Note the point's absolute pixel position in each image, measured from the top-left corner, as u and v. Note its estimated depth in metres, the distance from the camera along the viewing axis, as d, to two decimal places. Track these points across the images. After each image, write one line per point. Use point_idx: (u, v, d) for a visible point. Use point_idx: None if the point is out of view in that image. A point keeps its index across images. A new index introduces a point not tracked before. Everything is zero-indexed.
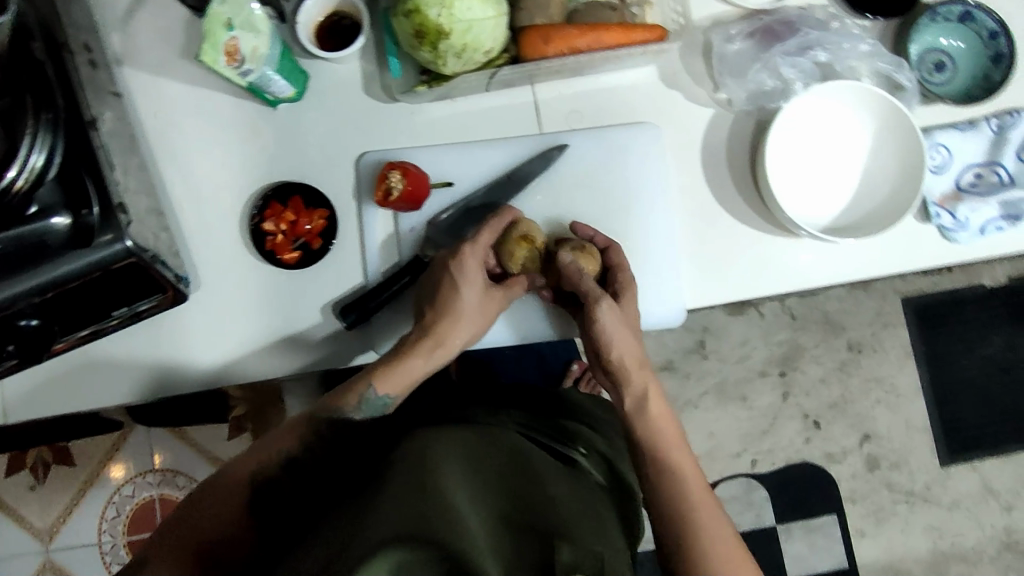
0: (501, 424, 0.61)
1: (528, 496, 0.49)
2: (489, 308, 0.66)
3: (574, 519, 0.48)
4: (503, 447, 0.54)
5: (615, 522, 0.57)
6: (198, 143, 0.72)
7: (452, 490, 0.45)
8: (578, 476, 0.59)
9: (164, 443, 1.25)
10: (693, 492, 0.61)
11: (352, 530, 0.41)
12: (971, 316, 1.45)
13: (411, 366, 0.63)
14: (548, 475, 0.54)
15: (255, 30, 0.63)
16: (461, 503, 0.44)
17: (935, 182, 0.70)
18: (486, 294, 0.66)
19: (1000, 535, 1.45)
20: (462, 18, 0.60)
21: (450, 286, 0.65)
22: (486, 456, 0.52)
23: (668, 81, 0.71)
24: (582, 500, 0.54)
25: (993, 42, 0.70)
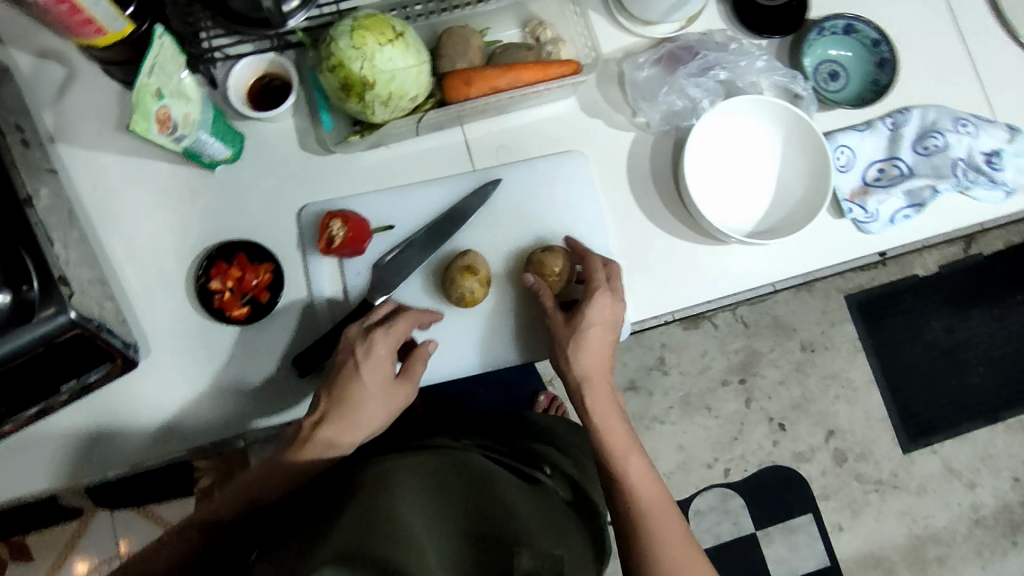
0: (462, 445, 0.63)
1: (487, 509, 0.50)
2: (395, 394, 0.64)
3: (535, 529, 0.49)
4: (463, 464, 0.56)
5: (576, 532, 0.58)
6: (139, 211, 0.74)
7: (405, 513, 0.46)
8: (538, 490, 0.60)
9: (131, 525, 1.20)
10: (648, 503, 0.63)
11: (303, 557, 0.43)
12: (909, 305, 1.52)
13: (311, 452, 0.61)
14: (510, 488, 0.55)
15: (186, 97, 0.64)
16: (415, 525, 0.45)
17: (844, 179, 0.76)
18: (391, 382, 0.64)
19: (968, 512, 1.49)
20: (384, 69, 0.64)
21: (353, 368, 0.62)
22: (445, 475, 0.53)
23: (588, 110, 0.76)
24: (544, 512, 0.55)
25: (877, 49, 0.77)
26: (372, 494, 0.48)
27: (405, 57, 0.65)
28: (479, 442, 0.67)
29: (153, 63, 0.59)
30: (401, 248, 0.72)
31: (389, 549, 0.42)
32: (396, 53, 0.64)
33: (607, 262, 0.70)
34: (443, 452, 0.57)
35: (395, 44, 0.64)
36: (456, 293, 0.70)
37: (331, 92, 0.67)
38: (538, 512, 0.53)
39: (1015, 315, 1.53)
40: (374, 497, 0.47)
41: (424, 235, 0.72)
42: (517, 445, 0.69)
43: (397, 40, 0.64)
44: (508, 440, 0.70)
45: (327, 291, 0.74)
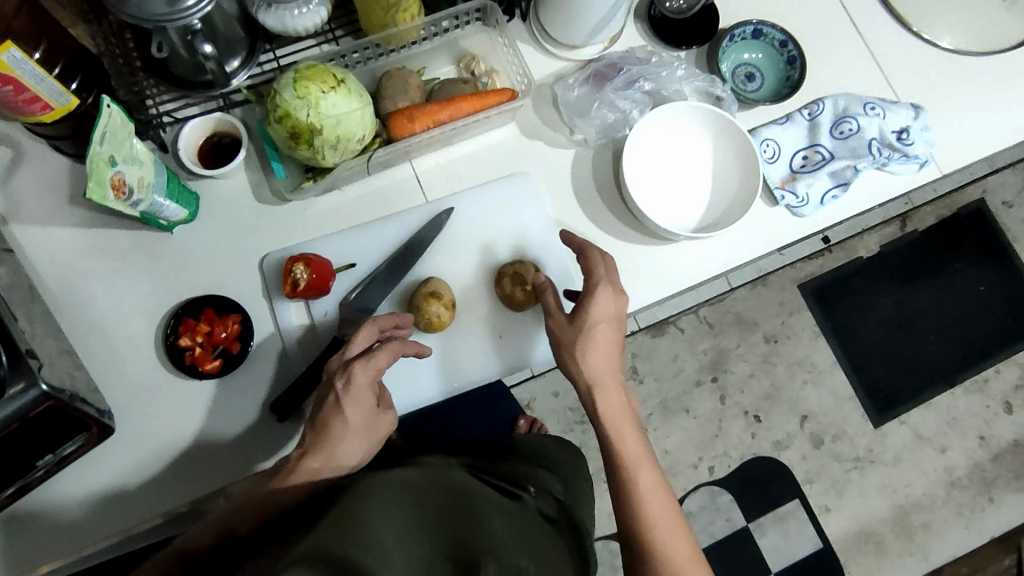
0: (447, 462, 0.64)
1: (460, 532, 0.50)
2: (376, 427, 0.65)
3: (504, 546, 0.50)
4: (446, 483, 0.57)
5: (553, 552, 0.58)
6: (102, 281, 0.74)
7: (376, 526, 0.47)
8: (519, 506, 0.62)
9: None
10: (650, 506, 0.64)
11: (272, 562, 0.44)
12: (858, 285, 1.60)
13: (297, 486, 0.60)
14: (490, 509, 0.56)
15: (139, 162, 0.66)
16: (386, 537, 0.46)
17: (772, 170, 0.81)
18: (373, 415, 0.65)
19: (944, 476, 1.54)
20: (329, 114, 0.67)
21: (335, 403, 0.63)
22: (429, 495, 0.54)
23: (529, 132, 0.80)
24: (520, 529, 0.56)
25: (785, 49, 0.83)
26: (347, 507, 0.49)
27: (347, 101, 0.68)
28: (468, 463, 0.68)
29: (103, 131, 0.62)
30: (365, 284, 0.74)
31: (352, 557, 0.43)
32: (339, 98, 0.67)
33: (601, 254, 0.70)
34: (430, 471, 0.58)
35: (337, 90, 0.67)
36: (423, 319, 0.72)
37: (281, 143, 0.69)
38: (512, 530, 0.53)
39: (956, 282, 1.62)
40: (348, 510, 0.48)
41: (386, 268, 0.74)
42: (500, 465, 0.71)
43: (339, 86, 0.68)
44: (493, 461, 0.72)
45: (297, 336, 0.75)
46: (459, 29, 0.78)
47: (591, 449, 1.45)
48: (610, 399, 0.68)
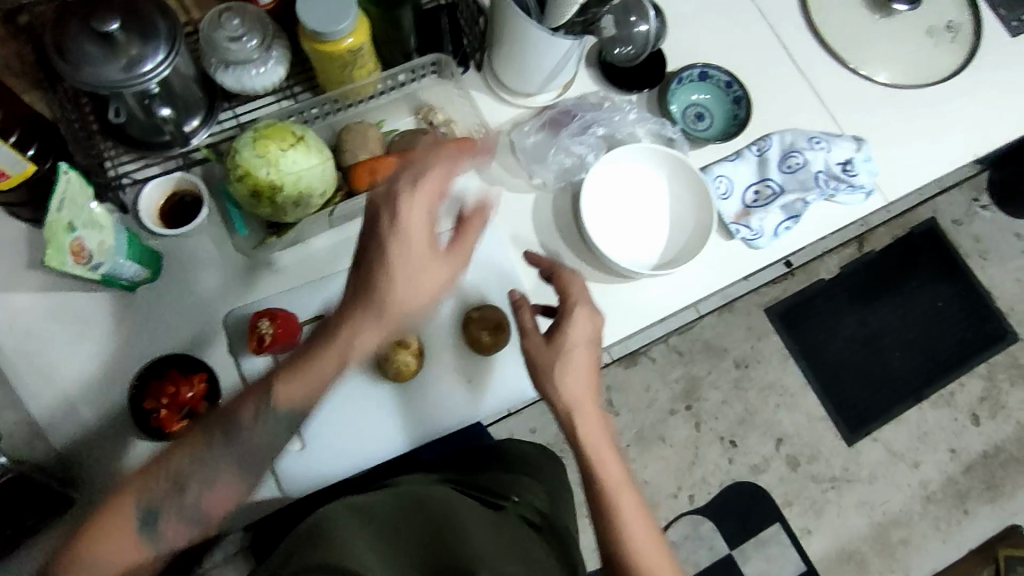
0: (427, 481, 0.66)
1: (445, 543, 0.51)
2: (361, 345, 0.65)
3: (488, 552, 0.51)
4: (422, 503, 0.58)
5: (541, 557, 0.59)
6: (63, 347, 0.73)
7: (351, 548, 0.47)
8: (502, 518, 0.63)
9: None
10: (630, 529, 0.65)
11: None
12: (822, 307, 1.63)
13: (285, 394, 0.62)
14: (471, 521, 0.56)
15: (98, 226, 0.66)
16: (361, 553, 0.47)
17: (726, 205, 0.84)
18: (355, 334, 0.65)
19: (919, 491, 1.57)
20: (290, 171, 0.68)
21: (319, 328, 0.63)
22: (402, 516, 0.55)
23: (489, 178, 0.82)
24: (505, 542, 0.56)
25: (731, 89, 0.87)
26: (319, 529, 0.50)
27: (307, 158, 0.69)
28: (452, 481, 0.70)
29: (62, 198, 0.62)
30: None
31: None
32: (299, 155, 0.68)
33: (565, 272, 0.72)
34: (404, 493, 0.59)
35: (296, 147, 0.68)
36: (392, 368, 0.73)
37: (243, 201, 0.70)
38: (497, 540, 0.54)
39: (915, 299, 1.66)
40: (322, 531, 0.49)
41: None
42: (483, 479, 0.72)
43: (298, 143, 0.69)
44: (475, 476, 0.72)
45: None
46: (415, 82, 0.80)
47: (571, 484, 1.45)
48: (587, 415, 0.68)
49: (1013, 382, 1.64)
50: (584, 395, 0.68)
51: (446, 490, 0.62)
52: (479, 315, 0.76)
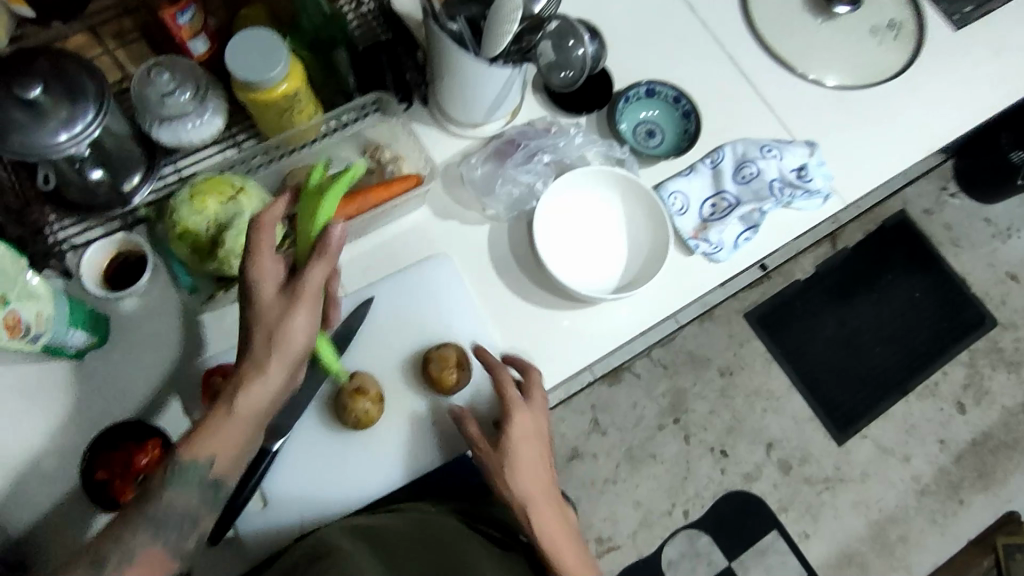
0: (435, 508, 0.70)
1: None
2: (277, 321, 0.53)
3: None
4: (432, 534, 0.62)
5: None
6: (12, 425, 0.71)
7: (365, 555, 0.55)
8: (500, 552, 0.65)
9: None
10: None
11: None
12: (800, 308, 1.63)
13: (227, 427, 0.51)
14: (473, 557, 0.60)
15: (34, 296, 0.64)
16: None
17: (684, 221, 0.83)
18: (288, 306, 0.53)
19: (913, 485, 1.55)
20: (229, 225, 0.66)
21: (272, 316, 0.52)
22: (416, 551, 0.58)
23: (440, 213, 0.80)
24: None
25: (680, 104, 0.86)
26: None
27: (249, 208, 0.67)
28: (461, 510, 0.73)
29: None
30: (289, 388, 0.72)
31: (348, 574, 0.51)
32: (239, 207, 0.67)
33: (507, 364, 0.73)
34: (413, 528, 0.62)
35: (236, 200, 0.67)
36: (351, 417, 0.70)
37: (186, 259, 0.68)
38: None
39: (891, 293, 1.66)
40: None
41: (311, 367, 0.73)
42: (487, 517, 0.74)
43: (238, 195, 0.67)
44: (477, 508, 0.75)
45: None
46: (360, 121, 0.79)
47: None
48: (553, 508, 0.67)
49: (996, 367, 1.64)
50: (546, 482, 0.68)
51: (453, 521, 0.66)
52: (443, 355, 0.73)
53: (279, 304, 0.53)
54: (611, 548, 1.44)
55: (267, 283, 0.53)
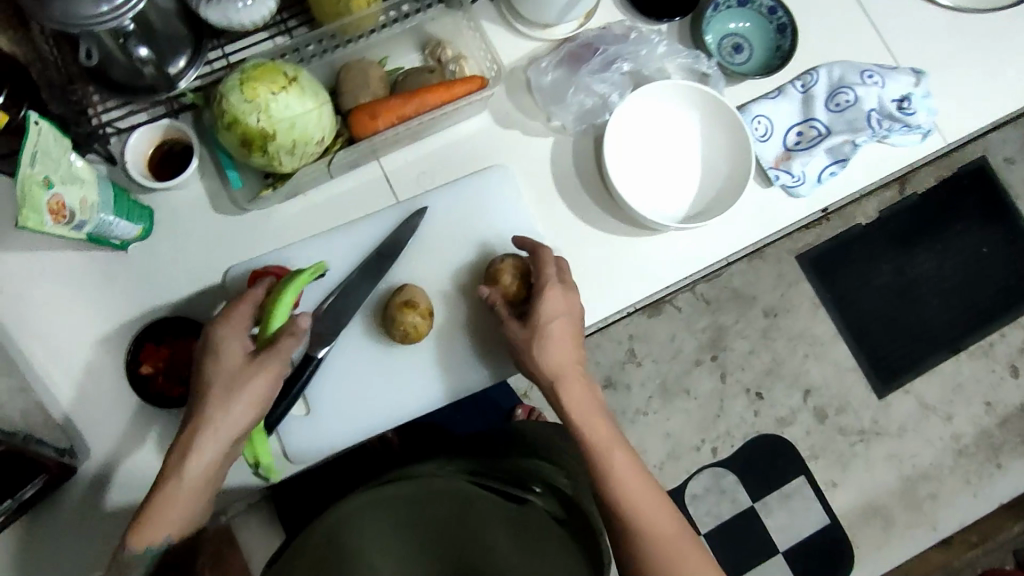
0: (445, 468, 0.69)
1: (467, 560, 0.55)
2: (252, 384, 0.58)
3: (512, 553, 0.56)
4: (445, 506, 0.61)
5: (568, 548, 0.60)
6: (56, 309, 0.70)
7: (368, 551, 0.55)
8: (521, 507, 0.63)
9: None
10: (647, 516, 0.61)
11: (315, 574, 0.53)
12: (858, 253, 1.55)
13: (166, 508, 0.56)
14: (491, 525, 0.58)
15: (78, 181, 0.61)
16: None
17: (765, 148, 0.76)
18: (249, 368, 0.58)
19: (951, 444, 1.51)
20: (282, 117, 0.61)
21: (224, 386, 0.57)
22: (430, 522, 0.59)
23: (501, 121, 0.75)
24: (521, 543, 0.57)
25: (774, 16, 0.77)
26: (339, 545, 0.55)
27: (303, 101, 0.62)
28: (468, 466, 0.71)
29: (34, 151, 0.56)
30: (337, 295, 0.69)
31: None
32: (292, 99, 0.62)
33: (535, 248, 0.69)
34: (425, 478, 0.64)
35: (289, 90, 0.62)
36: (399, 330, 0.67)
37: (233, 151, 0.64)
38: (519, 533, 0.58)
39: (960, 245, 1.56)
40: (346, 548, 0.55)
41: (359, 276, 0.69)
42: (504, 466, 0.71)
43: (291, 86, 0.62)
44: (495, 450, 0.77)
45: None
46: (417, 15, 0.71)
47: None
48: (586, 398, 0.66)
49: None
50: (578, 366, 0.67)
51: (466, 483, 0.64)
52: (509, 267, 0.69)
53: (248, 364, 0.58)
54: None
55: (224, 359, 0.59)
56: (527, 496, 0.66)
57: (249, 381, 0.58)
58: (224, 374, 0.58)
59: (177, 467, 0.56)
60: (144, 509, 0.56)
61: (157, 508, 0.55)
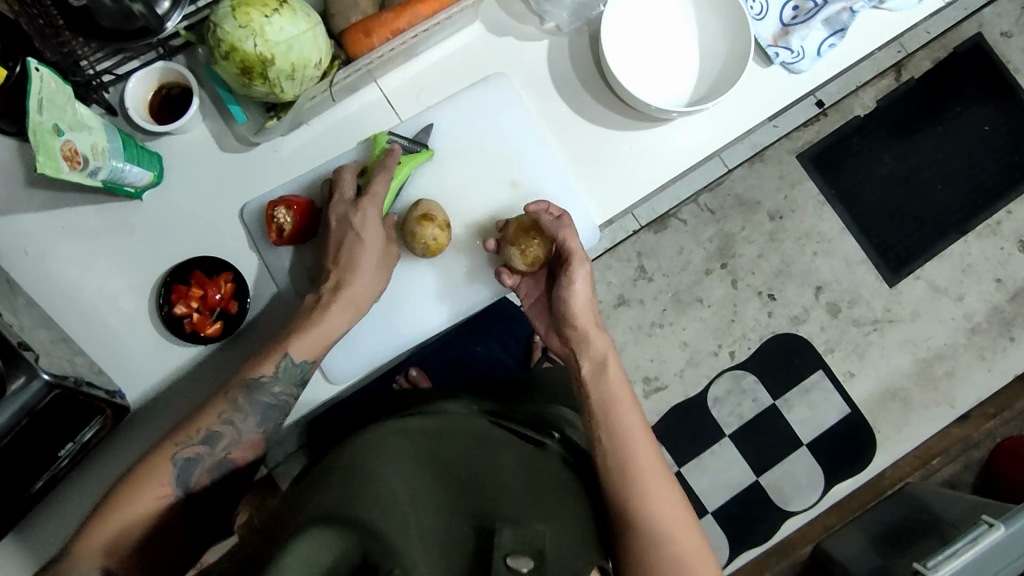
0: (468, 412, 0.75)
1: (481, 490, 0.59)
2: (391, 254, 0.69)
3: (522, 495, 0.59)
4: (470, 440, 0.66)
5: (575, 491, 0.66)
6: (83, 263, 0.72)
7: (382, 475, 0.57)
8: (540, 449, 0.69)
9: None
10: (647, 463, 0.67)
11: (329, 494, 0.55)
12: (858, 146, 1.54)
13: (324, 330, 0.65)
14: (507, 464, 0.63)
15: (87, 128, 0.61)
16: (396, 504, 0.54)
17: (762, 26, 0.75)
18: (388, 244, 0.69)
19: (964, 324, 1.54)
20: (278, 40, 0.61)
21: (353, 236, 0.67)
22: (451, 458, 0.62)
23: (494, 29, 0.74)
24: (533, 481, 0.62)
25: None
26: (357, 467, 0.58)
27: (295, 23, 0.62)
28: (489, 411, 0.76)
29: (39, 98, 0.57)
30: None
31: (362, 506, 0.53)
32: (285, 20, 0.61)
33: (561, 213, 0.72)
34: (450, 422, 0.69)
35: (281, 12, 0.61)
36: (420, 244, 0.69)
37: (233, 81, 0.64)
38: (531, 483, 0.61)
39: (959, 127, 1.55)
40: (362, 467, 0.58)
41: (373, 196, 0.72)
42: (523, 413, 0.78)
43: (282, 7, 0.61)
44: (516, 408, 0.80)
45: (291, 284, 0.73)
46: None
47: None
48: (612, 360, 0.73)
49: None
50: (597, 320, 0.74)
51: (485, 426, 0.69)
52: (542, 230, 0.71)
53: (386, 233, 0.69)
54: (658, 388, 1.48)
55: (372, 218, 0.67)
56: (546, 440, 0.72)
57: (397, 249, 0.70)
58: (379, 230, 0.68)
59: (338, 295, 0.66)
60: (303, 332, 0.65)
61: (308, 334, 0.65)
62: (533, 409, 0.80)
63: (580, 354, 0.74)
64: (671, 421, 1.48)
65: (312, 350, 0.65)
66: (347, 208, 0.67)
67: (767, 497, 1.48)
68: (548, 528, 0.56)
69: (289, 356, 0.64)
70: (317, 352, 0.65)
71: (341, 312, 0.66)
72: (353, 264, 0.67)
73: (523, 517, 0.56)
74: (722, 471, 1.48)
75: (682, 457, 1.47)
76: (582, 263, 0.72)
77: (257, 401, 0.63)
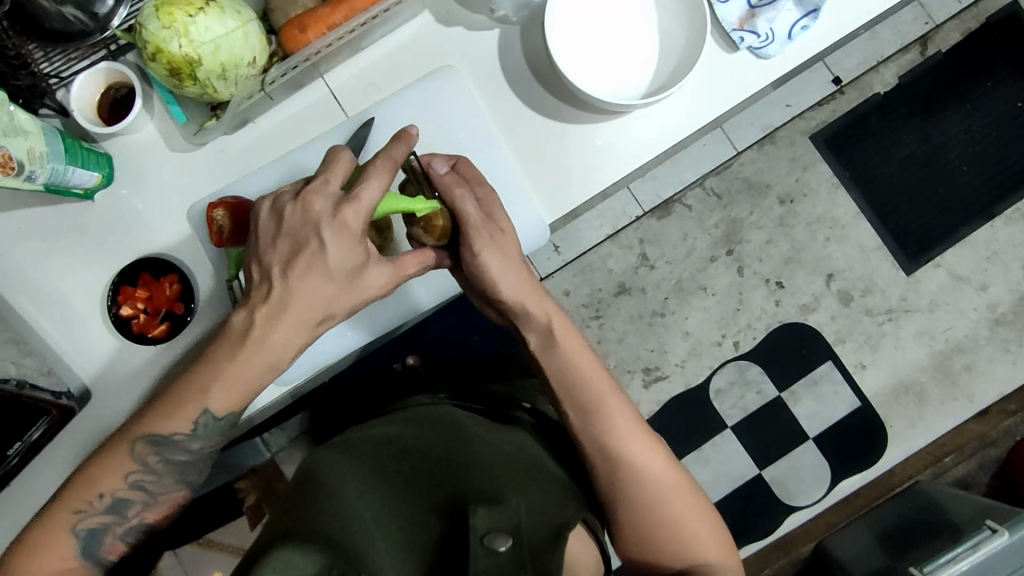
0: (436, 400, 0.72)
1: (450, 475, 0.55)
2: (345, 297, 0.58)
3: (500, 473, 0.56)
4: (439, 428, 0.62)
5: (551, 463, 0.64)
6: (38, 262, 0.72)
7: (343, 492, 0.53)
8: (510, 427, 0.67)
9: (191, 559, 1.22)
10: (619, 425, 0.64)
11: (292, 521, 0.51)
12: (878, 126, 1.44)
13: (247, 374, 0.56)
14: (475, 443, 0.60)
15: (23, 133, 0.61)
16: (363, 520, 0.51)
17: (727, 8, 0.70)
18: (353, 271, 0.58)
19: (987, 314, 1.44)
20: (204, 40, 0.60)
21: (309, 255, 0.56)
22: (411, 449, 0.59)
23: (443, 19, 0.71)
24: (509, 459, 0.59)
25: None
26: (319, 487, 0.54)
27: (223, 22, 0.60)
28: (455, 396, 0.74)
29: None
30: None
31: (327, 530, 0.49)
32: (212, 19, 0.60)
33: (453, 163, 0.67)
34: (415, 417, 0.65)
35: (207, 11, 0.60)
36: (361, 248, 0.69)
37: (166, 82, 0.63)
38: (505, 458, 0.58)
39: (990, 102, 1.44)
40: (323, 487, 0.54)
41: None
42: (491, 394, 0.75)
43: (209, 6, 0.60)
44: (477, 391, 0.77)
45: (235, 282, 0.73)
46: None
47: (609, 343, 1.44)
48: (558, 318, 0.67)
49: None
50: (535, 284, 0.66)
51: (451, 412, 0.66)
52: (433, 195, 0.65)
53: (354, 258, 0.57)
54: (658, 378, 1.44)
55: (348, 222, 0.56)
56: (516, 417, 0.70)
57: (369, 275, 0.59)
58: (357, 246, 0.57)
59: (282, 319, 0.56)
60: (220, 380, 0.56)
61: (224, 376, 0.56)
62: (504, 388, 0.78)
63: (524, 328, 0.67)
64: (672, 412, 1.43)
65: (227, 401, 0.56)
66: (322, 214, 0.56)
67: (771, 493, 1.42)
68: (528, 499, 0.54)
69: (208, 412, 0.56)
70: (242, 398, 0.57)
71: (285, 338, 0.56)
72: (301, 282, 0.56)
73: (500, 489, 0.53)
74: (723, 464, 1.43)
75: (682, 449, 1.43)
76: (482, 227, 0.64)
77: (172, 457, 0.57)
